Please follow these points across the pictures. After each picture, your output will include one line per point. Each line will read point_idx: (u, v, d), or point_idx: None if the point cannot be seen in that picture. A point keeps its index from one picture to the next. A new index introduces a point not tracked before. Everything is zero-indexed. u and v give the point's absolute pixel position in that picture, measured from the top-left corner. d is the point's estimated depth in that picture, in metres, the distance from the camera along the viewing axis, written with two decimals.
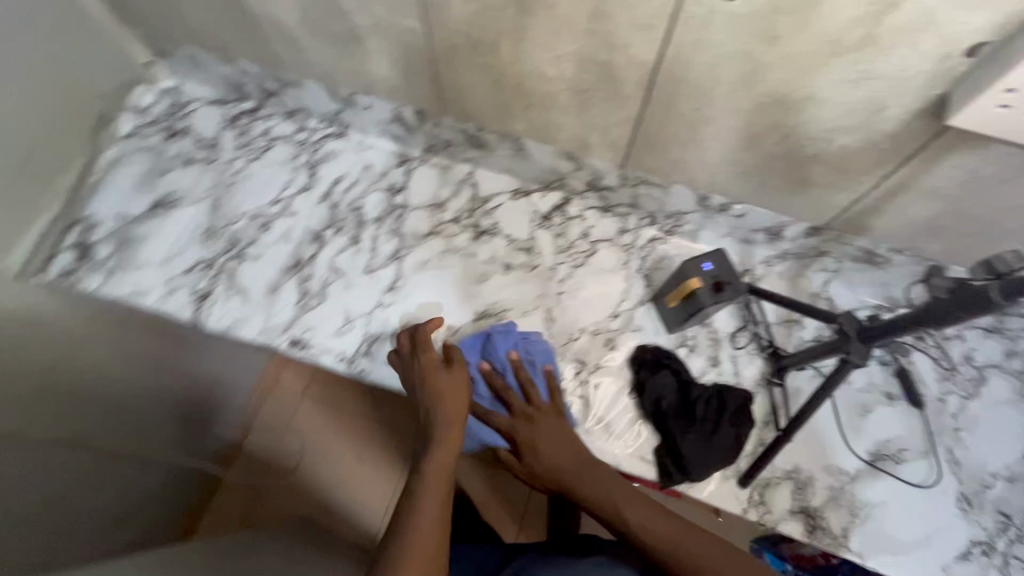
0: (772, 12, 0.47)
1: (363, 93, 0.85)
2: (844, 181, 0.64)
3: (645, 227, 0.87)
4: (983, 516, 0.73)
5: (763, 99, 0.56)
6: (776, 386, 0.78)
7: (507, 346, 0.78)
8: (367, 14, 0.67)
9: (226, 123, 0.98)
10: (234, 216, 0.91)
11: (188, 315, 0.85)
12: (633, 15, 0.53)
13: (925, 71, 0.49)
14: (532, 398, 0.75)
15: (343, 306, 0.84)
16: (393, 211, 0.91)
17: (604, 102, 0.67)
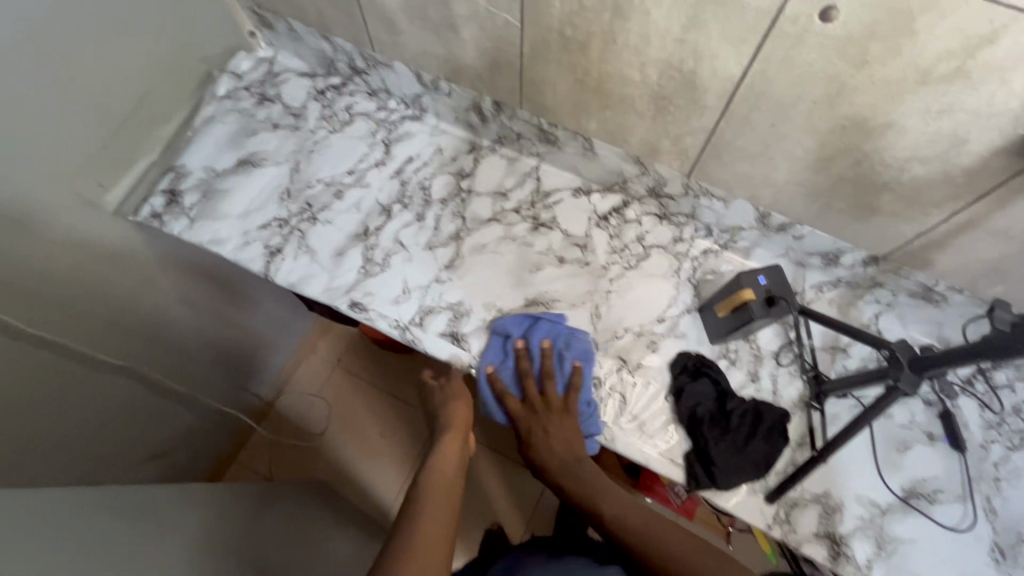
0: (865, 37, 0.49)
1: (445, 80, 0.90)
2: (912, 212, 0.65)
3: (701, 239, 0.89)
4: (1015, 569, 0.72)
5: (843, 121, 0.58)
6: (815, 410, 0.78)
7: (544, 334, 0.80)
8: (468, 4, 0.72)
9: (313, 94, 1.05)
10: (310, 181, 0.97)
11: (259, 267, 0.91)
12: (726, 28, 0.55)
13: (1012, 108, 0.50)
14: (549, 389, 0.77)
15: (402, 276, 0.89)
16: (458, 195, 0.95)
17: (681, 111, 0.69)
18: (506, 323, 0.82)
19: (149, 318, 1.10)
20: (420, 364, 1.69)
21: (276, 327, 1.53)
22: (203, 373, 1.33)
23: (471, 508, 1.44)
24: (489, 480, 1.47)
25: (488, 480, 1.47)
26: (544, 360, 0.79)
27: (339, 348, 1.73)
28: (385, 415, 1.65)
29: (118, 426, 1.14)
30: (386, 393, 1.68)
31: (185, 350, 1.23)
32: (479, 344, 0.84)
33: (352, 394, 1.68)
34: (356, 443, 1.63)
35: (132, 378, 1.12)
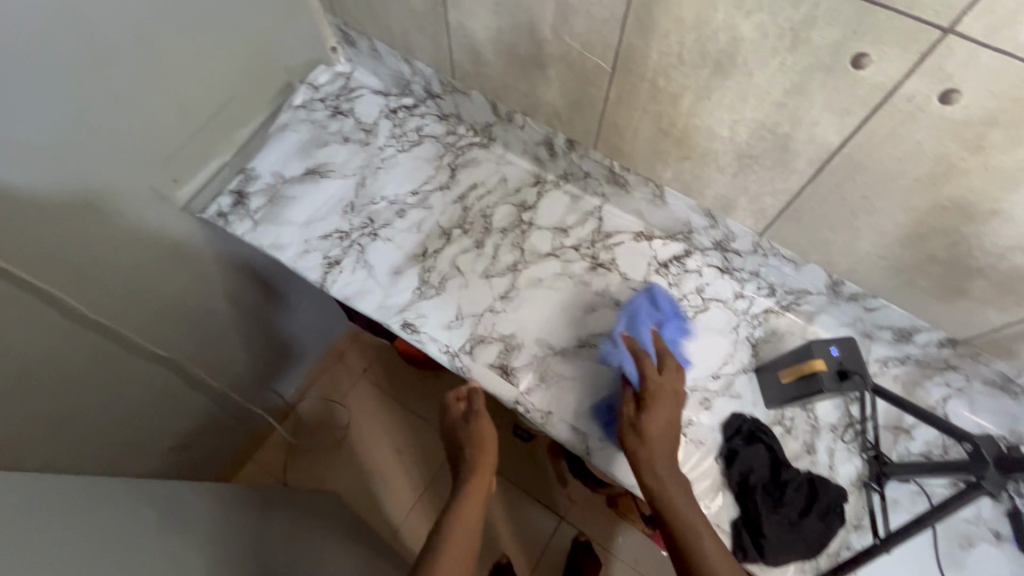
0: (986, 123, 0.48)
1: (521, 113, 0.91)
2: (1003, 300, 0.62)
3: (762, 297, 0.87)
4: None
5: (943, 201, 0.56)
6: (873, 492, 0.75)
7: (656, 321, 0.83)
8: (560, 45, 0.73)
9: (386, 113, 1.07)
10: (375, 198, 0.99)
11: (317, 277, 0.92)
12: (833, 98, 0.55)
13: None
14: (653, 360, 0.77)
15: (456, 301, 0.88)
16: (519, 226, 0.95)
17: (765, 171, 0.68)
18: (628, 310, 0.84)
19: (197, 312, 1.11)
20: (445, 384, 1.68)
21: (311, 331, 1.54)
22: (237, 370, 1.34)
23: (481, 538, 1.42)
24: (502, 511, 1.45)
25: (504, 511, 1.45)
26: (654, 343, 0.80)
27: (366, 358, 1.72)
28: (405, 432, 1.63)
29: (151, 414, 1.15)
30: (409, 409, 1.66)
31: (224, 346, 1.24)
32: (528, 381, 0.83)
33: (375, 408, 1.67)
34: (374, 458, 1.61)
35: (173, 370, 1.13)
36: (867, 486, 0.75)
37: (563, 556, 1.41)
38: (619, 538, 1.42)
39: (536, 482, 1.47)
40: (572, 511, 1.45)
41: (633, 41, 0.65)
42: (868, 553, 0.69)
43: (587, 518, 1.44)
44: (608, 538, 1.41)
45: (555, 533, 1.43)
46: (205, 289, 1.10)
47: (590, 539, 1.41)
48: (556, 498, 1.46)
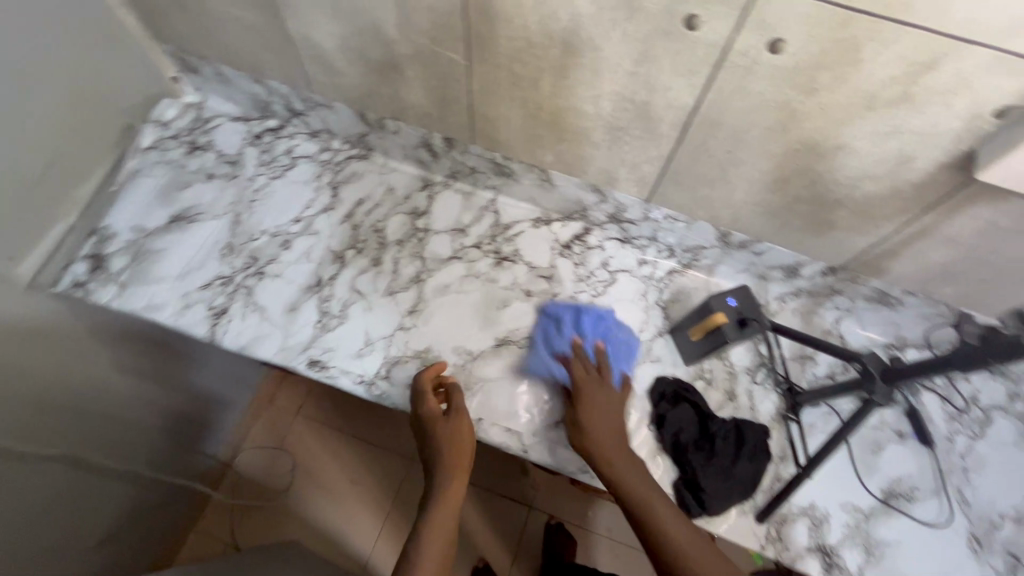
0: (813, 67, 0.50)
1: (391, 119, 0.87)
2: (865, 226, 0.66)
3: (664, 260, 0.89)
4: (993, 557, 0.74)
5: (795, 143, 0.59)
6: (792, 422, 0.80)
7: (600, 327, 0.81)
8: (409, 43, 0.69)
9: (250, 140, 0.99)
10: (254, 233, 0.91)
11: (204, 331, 0.84)
12: (677, 60, 0.55)
13: (954, 128, 0.50)
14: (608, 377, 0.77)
15: (363, 327, 0.84)
16: (415, 234, 0.91)
17: (636, 140, 0.69)
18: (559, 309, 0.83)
19: (82, 394, 0.99)
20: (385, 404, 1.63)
21: (227, 383, 1.42)
22: (148, 443, 1.21)
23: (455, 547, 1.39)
24: (469, 515, 1.43)
25: (470, 515, 1.43)
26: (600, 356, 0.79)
27: (298, 395, 1.63)
28: (355, 463, 1.56)
29: (58, 518, 1.00)
30: (358, 437, 1.59)
31: (123, 424, 1.11)
32: None
33: (318, 445, 1.57)
34: (326, 497, 1.52)
35: (68, 465, 0.99)
36: (786, 418, 0.80)
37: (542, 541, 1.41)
38: (584, 511, 1.45)
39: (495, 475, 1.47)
40: (540, 499, 1.45)
41: (479, 30, 0.62)
42: (794, 482, 0.72)
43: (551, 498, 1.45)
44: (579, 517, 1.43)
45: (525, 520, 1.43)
46: (85, 368, 0.98)
47: (557, 518, 1.43)
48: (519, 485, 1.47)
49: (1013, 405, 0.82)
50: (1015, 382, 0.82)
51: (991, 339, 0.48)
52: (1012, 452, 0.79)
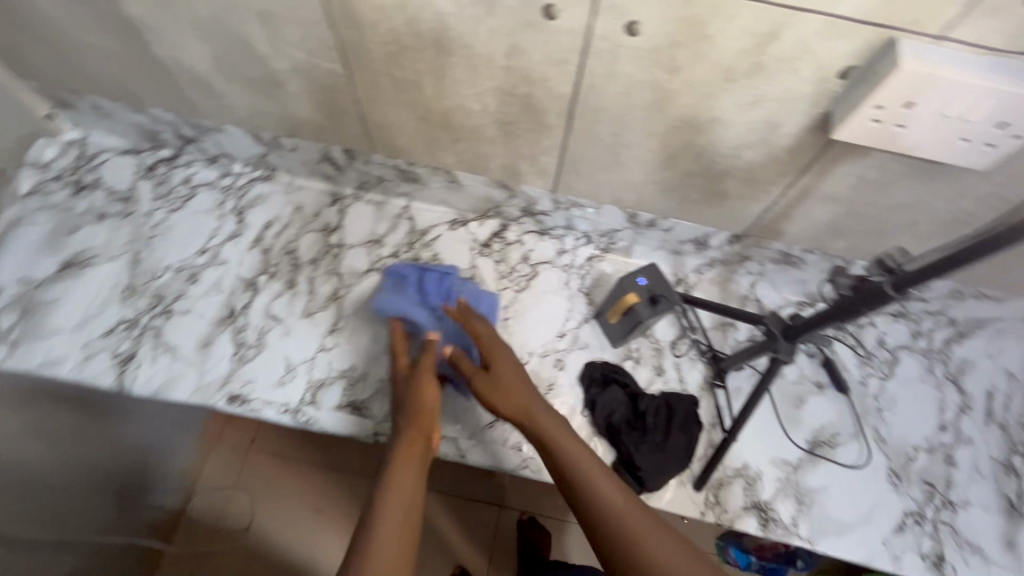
0: (671, 47, 0.52)
1: (287, 136, 0.84)
2: (755, 193, 0.69)
3: (582, 247, 0.90)
4: (911, 488, 0.78)
5: (673, 121, 0.60)
6: (719, 388, 0.82)
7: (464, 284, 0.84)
8: (284, 58, 0.67)
9: (142, 173, 0.93)
10: (157, 270, 0.86)
11: (111, 381, 0.79)
12: (546, 50, 0.56)
13: (807, 92, 0.52)
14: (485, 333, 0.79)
15: (283, 353, 0.81)
16: (329, 251, 0.89)
17: (528, 133, 0.69)
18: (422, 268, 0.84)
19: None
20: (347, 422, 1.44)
21: (171, 431, 1.29)
22: (87, 511, 1.11)
23: (429, 557, 1.34)
24: (440, 518, 1.37)
25: (439, 518, 1.37)
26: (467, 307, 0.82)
27: (251, 428, 1.43)
28: (320, 494, 1.38)
29: None
30: (328, 465, 1.40)
31: (52, 493, 1.03)
32: (382, 408, 0.79)
33: (278, 476, 1.39)
34: (288, 530, 1.34)
35: None
36: (713, 385, 0.82)
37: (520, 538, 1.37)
38: (562, 503, 1.40)
39: (467, 479, 1.41)
40: (513, 496, 1.41)
41: (349, 37, 0.61)
42: (721, 449, 0.75)
43: (524, 493, 1.40)
44: (555, 508, 1.39)
45: (499, 520, 1.38)
46: None
47: (533, 513, 1.38)
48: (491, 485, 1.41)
49: (916, 343, 0.87)
50: (916, 322, 0.88)
51: (861, 289, 0.51)
52: (919, 387, 0.85)
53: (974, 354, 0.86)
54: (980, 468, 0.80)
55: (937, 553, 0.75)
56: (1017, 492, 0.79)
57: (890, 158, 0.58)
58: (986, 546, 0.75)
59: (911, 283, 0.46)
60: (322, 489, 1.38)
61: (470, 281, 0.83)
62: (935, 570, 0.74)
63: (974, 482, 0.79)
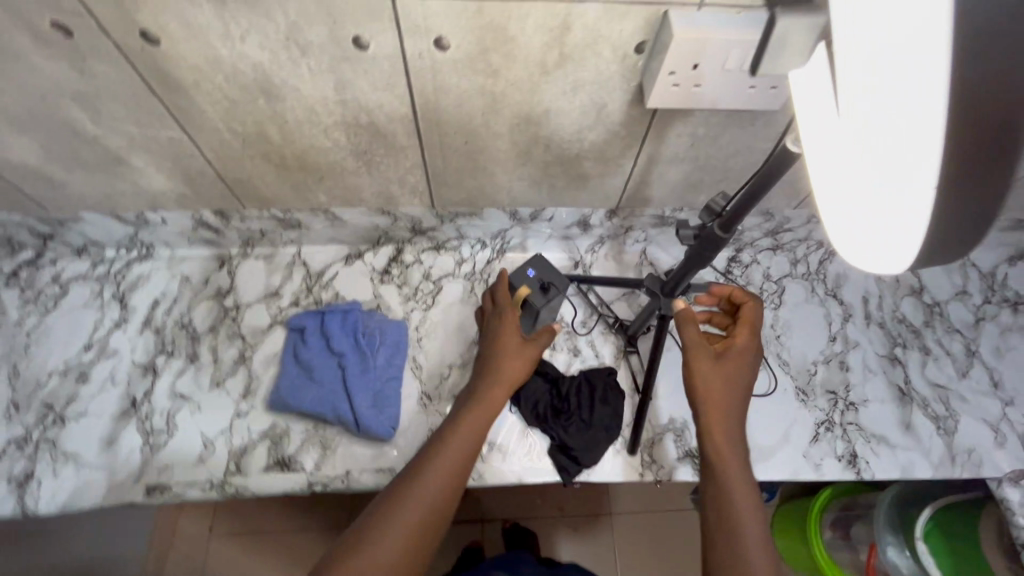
0: (483, 53, 0.55)
1: (151, 210, 0.81)
2: (611, 168, 0.73)
3: (479, 252, 0.91)
4: (818, 400, 0.86)
5: (514, 119, 0.64)
6: (632, 354, 0.87)
7: (366, 317, 0.85)
8: (118, 134, 0.65)
9: (3, 281, 0.87)
10: (40, 379, 0.81)
11: (10, 508, 0.73)
12: (371, 78, 0.58)
13: (615, 71, 0.57)
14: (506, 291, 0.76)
15: (197, 429, 0.79)
16: (226, 315, 0.86)
17: (387, 157, 0.70)
18: (320, 311, 0.85)
19: None
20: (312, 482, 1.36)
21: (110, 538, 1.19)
22: None
23: None
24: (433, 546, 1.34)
25: None
26: (370, 338, 0.83)
27: (207, 513, 1.33)
28: (296, 563, 1.29)
29: None
30: (302, 529, 1.32)
31: None
32: (312, 458, 0.77)
33: (247, 555, 1.30)
34: None
35: None
36: (626, 352, 0.87)
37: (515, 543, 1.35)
38: (549, 501, 1.39)
39: None
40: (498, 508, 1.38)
41: (177, 102, 0.60)
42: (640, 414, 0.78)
43: (505, 501, 1.38)
44: (542, 508, 1.38)
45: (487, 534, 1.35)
46: None
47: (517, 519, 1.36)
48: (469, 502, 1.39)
49: (796, 269, 0.95)
50: (792, 251, 0.96)
51: (702, 236, 0.55)
52: (807, 309, 0.93)
53: (845, 267, 0.95)
54: (871, 366, 0.89)
55: (850, 451, 0.82)
56: (905, 379, 0.88)
57: (707, 114, 0.64)
58: (888, 434, 0.83)
59: (733, 221, 0.51)
60: (298, 556, 1.30)
61: (374, 313, 0.85)
62: (851, 468, 0.81)
63: (868, 379, 0.88)
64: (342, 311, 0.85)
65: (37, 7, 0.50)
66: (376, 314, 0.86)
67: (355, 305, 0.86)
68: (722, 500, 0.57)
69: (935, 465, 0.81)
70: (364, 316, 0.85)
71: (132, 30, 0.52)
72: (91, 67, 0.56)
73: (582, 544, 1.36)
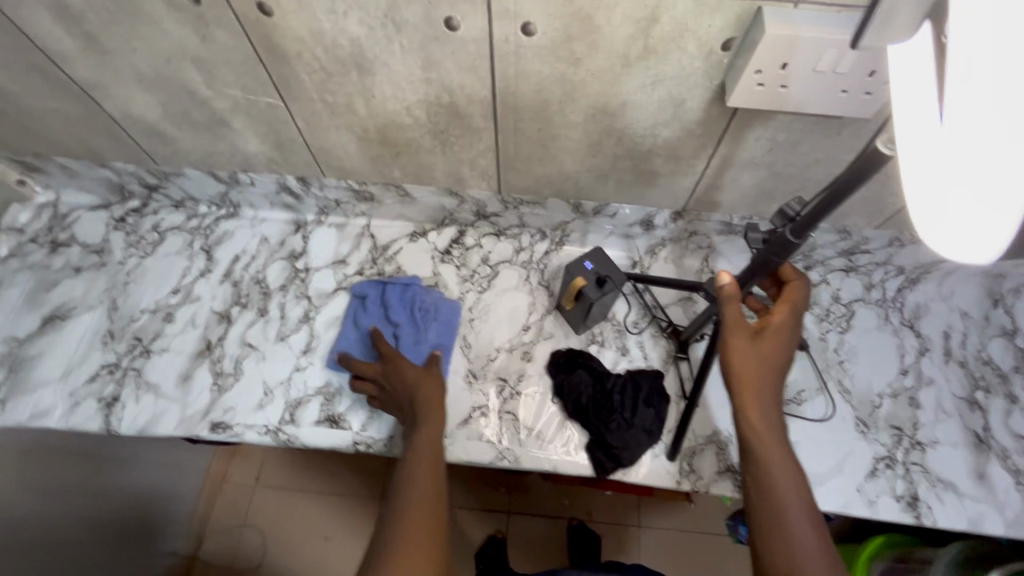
0: (568, 41, 0.56)
1: (243, 171, 0.88)
2: (682, 168, 0.72)
3: (538, 243, 0.92)
4: (880, 433, 0.80)
5: (590, 110, 0.64)
6: (682, 361, 0.85)
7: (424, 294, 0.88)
8: (225, 97, 0.71)
9: (113, 224, 0.97)
10: (133, 314, 0.90)
11: (97, 424, 0.82)
12: (457, 59, 0.60)
13: (698, 67, 0.57)
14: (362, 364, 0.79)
15: (260, 377, 0.85)
16: (296, 277, 0.92)
17: (462, 138, 0.73)
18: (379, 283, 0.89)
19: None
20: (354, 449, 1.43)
21: (172, 473, 1.29)
22: (91, 557, 1.11)
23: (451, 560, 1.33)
24: (465, 524, 1.36)
25: (464, 520, 1.37)
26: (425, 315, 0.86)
27: (256, 466, 1.42)
28: (329, 525, 1.36)
29: None
30: (336, 494, 1.39)
31: (54, 539, 1.03)
32: (359, 419, 0.81)
33: (287, 509, 1.38)
34: (301, 561, 1.32)
35: None
36: (676, 358, 0.85)
37: (540, 539, 1.35)
38: (582, 502, 1.39)
39: (482, 486, 1.40)
40: (532, 501, 1.39)
41: (279, 70, 0.65)
42: (684, 419, 0.75)
43: (542, 494, 1.40)
44: (575, 508, 1.38)
45: (516, 524, 1.37)
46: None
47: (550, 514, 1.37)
48: (502, 491, 1.40)
49: (870, 294, 0.89)
50: (867, 275, 0.90)
51: (772, 241, 0.54)
52: (877, 337, 0.87)
53: (927, 298, 0.89)
54: (945, 406, 0.82)
55: (911, 493, 0.76)
56: (984, 426, 0.81)
57: (791, 119, 0.62)
58: (958, 482, 0.77)
59: (807, 226, 0.50)
60: (335, 517, 1.36)
61: (433, 291, 0.88)
62: (910, 510, 0.75)
63: (940, 420, 0.81)
64: (402, 286, 0.88)
65: None
66: (433, 295, 0.88)
67: (413, 282, 0.89)
68: (761, 471, 0.56)
69: (1010, 523, 0.74)
70: (419, 292, 0.87)
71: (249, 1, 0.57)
72: (211, 33, 0.62)
73: (612, 549, 1.34)
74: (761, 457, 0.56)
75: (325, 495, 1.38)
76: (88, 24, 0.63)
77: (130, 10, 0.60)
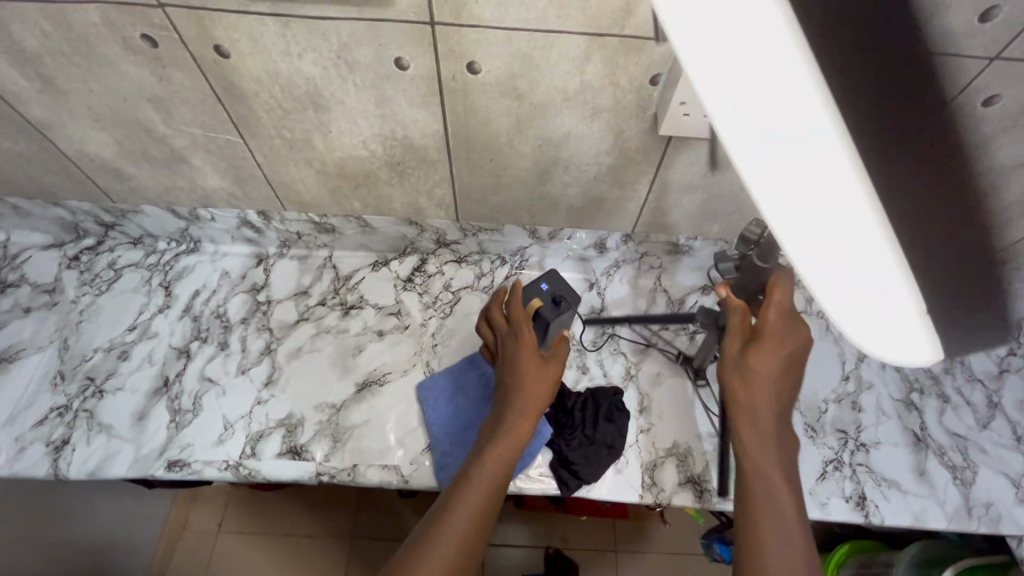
0: (511, 77, 0.60)
1: (203, 207, 0.89)
2: (627, 192, 0.77)
3: (498, 268, 0.95)
4: (827, 438, 0.84)
5: (537, 140, 0.69)
6: (704, 387, 0.87)
7: None
8: (183, 134, 0.73)
9: (66, 264, 0.95)
10: (87, 353, 0.88)
11: (44, 469, 0.79)
12: (409, 96, 0.64)
13: (631, 100, 0.62)
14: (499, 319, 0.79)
15: (219, 412, 0.83)
16: (258, 309, 0.92)
17: (417, 169, 0.76)
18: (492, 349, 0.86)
19: None
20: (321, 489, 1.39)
21: (127, 521, 1.23)
22: None
23: None
24: None
25: None
26: None
27: (218, 512, 1.37)
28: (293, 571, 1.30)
29: None
30: (303, 537, 1.34)
31: None
32: (322, 449, 0.81)
33: (249, 557, 1.32)
34: None
35: None
36: (698, 385, 0.88)
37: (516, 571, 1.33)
38: (555, 532, 1.38)
39: None
40: (506, 534, 1.37)
41: (237, 108, 0.68)
42: (721, 460, 0.78)
43: (515, 526, 1.38)
44: (549, 539, 1.37)
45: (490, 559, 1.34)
46: None
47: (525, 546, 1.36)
48: None
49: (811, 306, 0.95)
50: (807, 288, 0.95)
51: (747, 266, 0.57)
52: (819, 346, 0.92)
53: None
54: (885, 408, 0.87)
55: (859, 493, 0.80)
56: (920, 425, 0.86)
57: (720, 146, 0.67)
58: (901, 479, 0.81)
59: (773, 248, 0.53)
60: (300, 562, 1.31)
61: None
62: (859, 510, 0.79)
63: (881, 422, 0.86)
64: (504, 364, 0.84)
65: (132, 21, 0.58)
66: None
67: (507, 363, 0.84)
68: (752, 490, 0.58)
69: (950, 516, 0.79)
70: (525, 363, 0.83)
71: (207, 43, 0.59)
72: (168, 73, 0.64)
73: None
74: (755, 492, 0.58)
75: (291, 540, 1.34)
76: (44, 67, 0.64)
77: (87, 53, 0.62)
